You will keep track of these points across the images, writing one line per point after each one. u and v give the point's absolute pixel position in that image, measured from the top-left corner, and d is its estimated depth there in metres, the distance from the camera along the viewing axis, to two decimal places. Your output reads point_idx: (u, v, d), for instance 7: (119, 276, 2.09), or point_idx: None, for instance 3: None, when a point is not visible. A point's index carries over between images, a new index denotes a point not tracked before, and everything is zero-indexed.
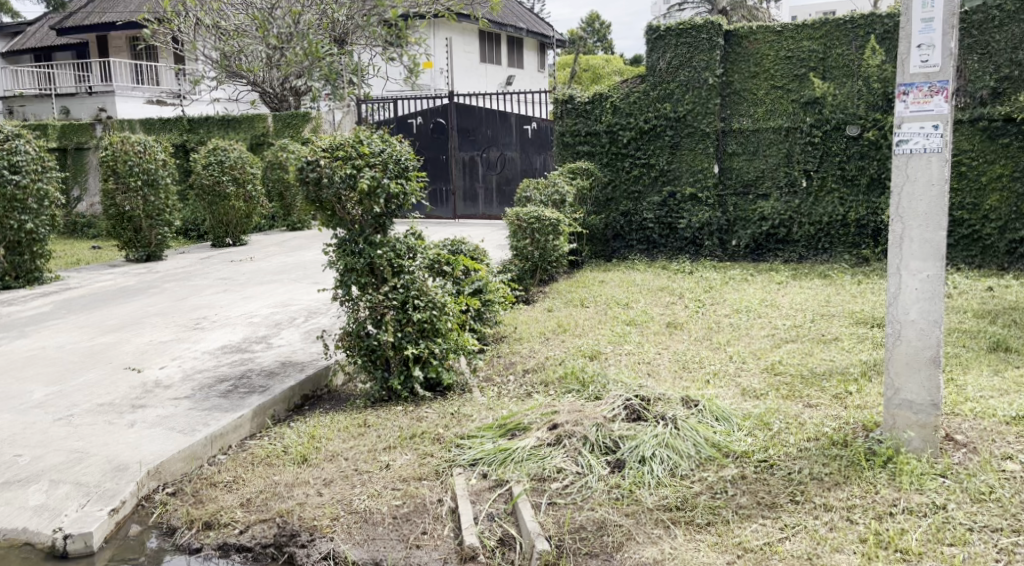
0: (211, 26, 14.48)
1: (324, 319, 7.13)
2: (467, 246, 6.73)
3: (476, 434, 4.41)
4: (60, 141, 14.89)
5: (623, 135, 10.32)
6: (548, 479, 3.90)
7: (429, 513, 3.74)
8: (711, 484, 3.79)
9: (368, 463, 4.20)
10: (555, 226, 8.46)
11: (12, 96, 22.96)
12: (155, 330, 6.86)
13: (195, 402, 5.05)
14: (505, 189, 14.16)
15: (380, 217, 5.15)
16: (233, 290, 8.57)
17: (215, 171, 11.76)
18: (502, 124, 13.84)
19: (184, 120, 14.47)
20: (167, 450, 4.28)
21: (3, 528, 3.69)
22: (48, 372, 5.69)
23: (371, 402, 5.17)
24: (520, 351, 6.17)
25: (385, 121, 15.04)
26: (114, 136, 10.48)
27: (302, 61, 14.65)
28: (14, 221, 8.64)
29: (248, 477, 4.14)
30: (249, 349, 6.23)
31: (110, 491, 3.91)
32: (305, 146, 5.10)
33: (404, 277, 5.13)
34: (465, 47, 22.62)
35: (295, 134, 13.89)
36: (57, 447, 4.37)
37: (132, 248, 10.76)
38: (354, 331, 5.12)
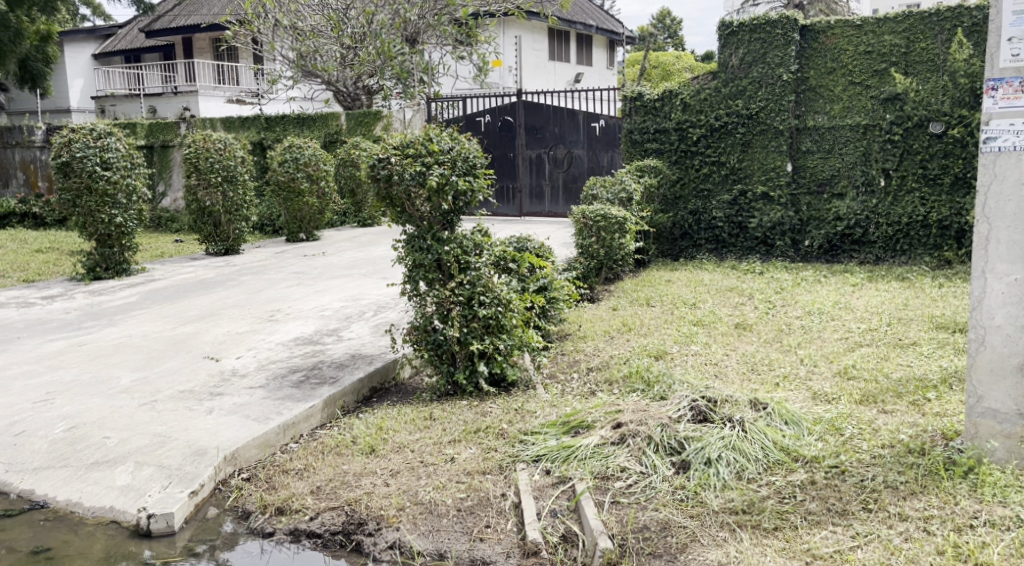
0: (289, 26, 14.95)
1: (392, 313, 7.26)
2: (533, 243, 6.75)
3: (540, 431, 4.43)
4: (148, 139, 15.57)
5: (692, 133, 10.16)
6: (611, 478, 3.90)
7: (492, 507, 3.78)
8: (779, 488, 3.72)
9: (434, 455, 4.27)
10: (621, 224, 8.39)
11: (104, 96, 24.09)
12: (232, 321, 7.11)
13: (269, 391, 5.21)
14: (571, 187, 14.11)
15: (449, 214, 5.21)
16: (305, 284, 8.80)
17: (289, 168, 12.07)
18: (569, 121, 13.80)
19: (262, 118, 14.89)
20: (243, 437, 4.44)
21: (92, 506, 3.90)
22: (134, 359, 5.97)
23: (437, 396, 5.25)
24: (585, 349, 6.17)
25: (454, 119, 15.17)
26: (195, 134, 10.83)
27: (375, 60, 14.87)
28: (105, 215, 9.07)
29: (318, 465, 4.26)
30: (321, 341, 6.39)
31: (190, 474, 4.08)
32: (377, 144, 5.28)
33: (471, 273, 5.17)
34: (534, 45, 22.65)
35: (367, 132, 14.15)
36: (142, 430, 4.57)
37: (212, 241, 11.17)
38: (421, 325, 5.21)
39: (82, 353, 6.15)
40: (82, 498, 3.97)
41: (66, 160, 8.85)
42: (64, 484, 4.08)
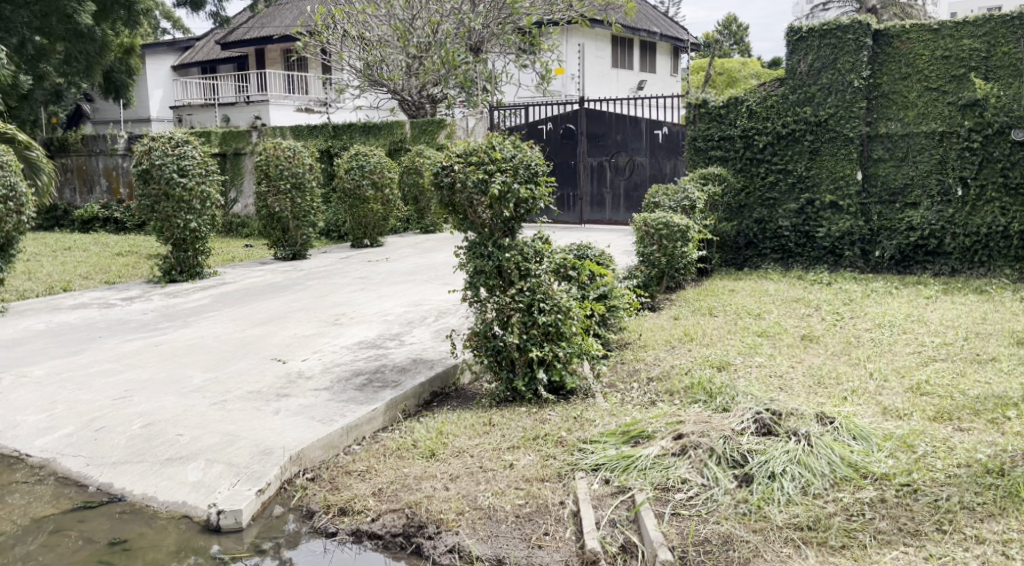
0: (357, 37, 15.25)
1: (453, 319, 7.34)
2: (593, 251, 6.74)
3: (599, 440, 4.41)
4: (221, 147, 16.07)
5: (758, 140, 10.00)
6: (671, 489, 3.86)
7: (551, 514, 3.79)
8: (846, 505, 3.63)
9: (493, 461, 4.29)
10: (684, 233, 8.31)
11: (181, 105, 25.00)
12: (298, 324, 7.27)
13: (333, 394, 5.32)
14: (633, 195, 14.03)
15: (510, 221, 5.25)
16: (369, 289, 8.96)
17: (356, 176, 12.35)
18: (632, 129, 13.74)
19: (329, 127, 15.19)
20: (308, 437, 4.54)
21: (165, 501, 4.06)
22: (206, 360, 6.17)
23: (496, 401, 5.28)
24: (645, 358, 6.12)
25: (516, 127, 15.23)
26: (267, 142, 11.18)
27: (439, 70, 15.12)
28: (181, 221, 9.37)
29: (380, 467, 4.33)
30: (383, 346, 6.49)
31: (257, 472, 4.20)
32: (441, 152, 5.36)
33: (531, 280, 5.19)
34: (597, 53, 22.61)
35: (430, 140, 14.33)
36: (213, 429, 4.72)
37: (280, 246, 11.45)
38: (481, 332, 5.25)
39: (157, 353, 6.38)
40: (157, 493, 4.13)
41: (146, 167, 9.26)
42: (140, 479, 4.26)
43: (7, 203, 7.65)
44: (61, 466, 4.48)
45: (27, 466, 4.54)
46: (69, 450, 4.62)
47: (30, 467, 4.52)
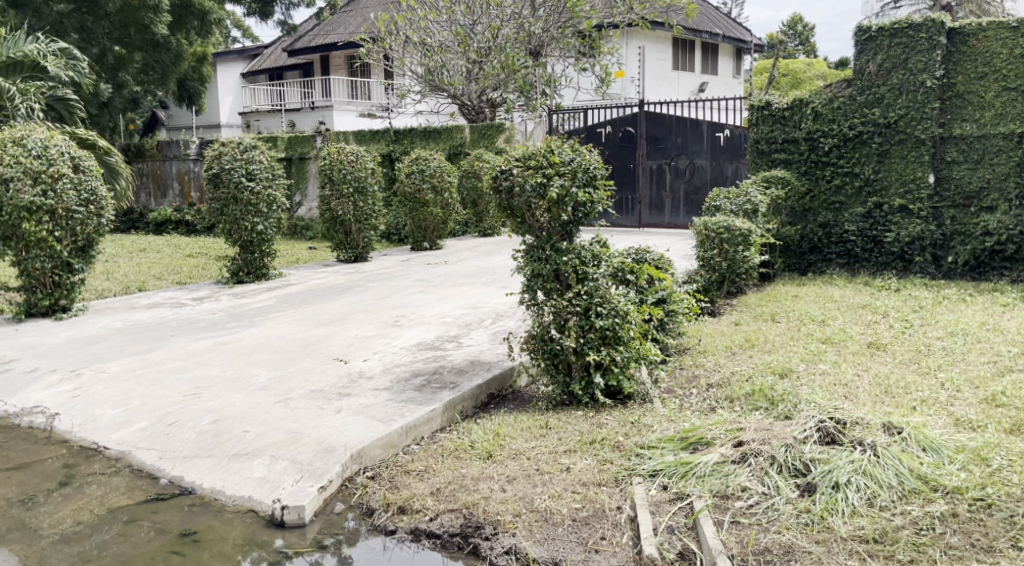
0: (419, 43, 15.43)
1: (511, 321, 7.37)
2: (652, 255, 6.69)
3: (657, 446, 4.38)
4: (287, 151, 16.48)
5: (823, 142, 9.79)
6: (731, 497, 3.81)
7: (608, 519, 3.78)
8: (915, 519, 3.52)
9: (550, 464, 4.30)
10: (746, 237, 8.18)
11: (249, 111, 25.75)
12: (360, 325, 7.41)
13: (393, 394, 5.40)
14: (693, 198, 13.87)
15: (568, 224, 5.25)
16: (428, 291, 9.05)
17: (416, 180, 12.53)
18: (693, 132, 13.59)
19: (391, 131, 15.41)
20: (368, 436, 4.63)
21: (232, 495, 4.20)
22: (272, 359, 6.33)
23: (553, 405, 5.29)
24: (705, 364, 6.05)
25: (576, 131, 15.20)
26: (330, 147, 11.41)
27: (499, 74, 15.27)
28: (248, 224, 9.65)
29: (438, 467, 4.38)
30: (442, 347, 6.57)
31: (319, 470, 4.30)
32: (500, 156, 5.40)
33: (588, 284, 5.17)
34: (657, 55, 22.45)
35: (490, 144, 14.44)
36: (277, 426, 4.84)
37: (343, 249, 11.68)
38: (538, 335, 5.28)
39: (225, 351, 6.57)
40: (224, 487, 4.27)
41: (216, 171, 9.55)
42: (209, 473, 4.40)
43: (89, 206, 7.97)
44: (135, 459, 4.66)
45: (104, 458, 4.74)
46: (143, 443, 4.81)
47: (108, 459, 4.71)
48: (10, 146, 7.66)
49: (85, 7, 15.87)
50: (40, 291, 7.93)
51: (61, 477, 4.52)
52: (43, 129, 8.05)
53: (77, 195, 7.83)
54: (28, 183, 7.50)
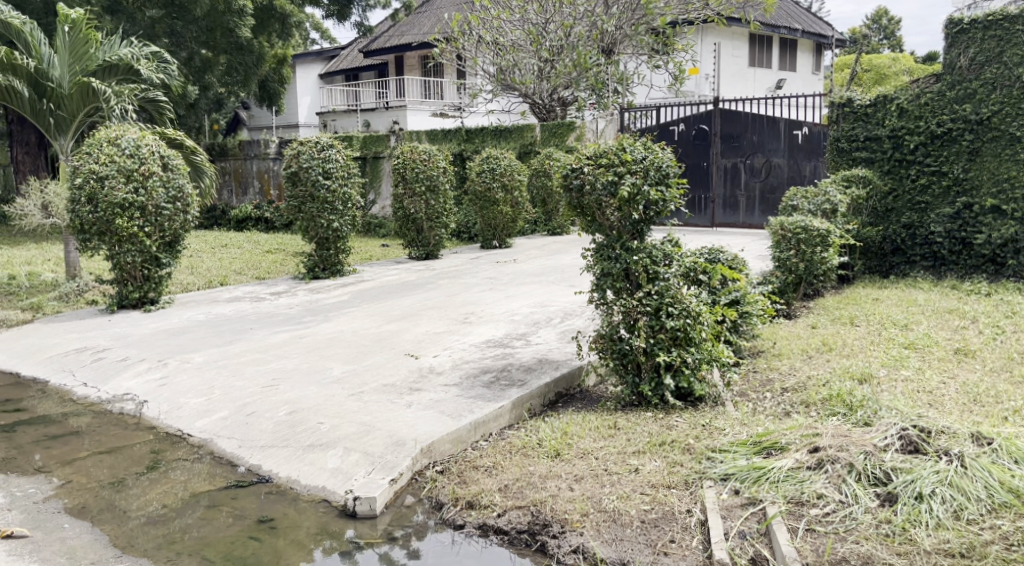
0: (491, 42, 15.52)
1: (579, 320, 7.34)
2: (726, 255, 6.56)
3: (729, 449, 4.29)
4: (362, 151, 16.82)
5: (909, 140, 9.46)
6: (806, 504, 3.70)
7: (677, 522, 3.73)
8: (1005, 534, 3.36)
9: (618, 464, 4.25)
10: (824, 237, 7.96)
11: (326, 112, 26.49)
12: (430, 322, 7.50)
13: (462, 390, 5.45)
14: (769, 198, 13.56)
15: (639, 223, 5.20)
16: (498, 289, 9.09)
17: (487, 178, 12.63)
18: (769, 129, 13.28)
19: (462, 130, 15.50)
20: (438, 431, 4.68)
21: (307, 484, 4.32)
22: (346, 353, 6.46)
23: (622, 405, 5.25)
24: (780, 367, 5.90)
25: (648, 129, 15.00)
26: (404, 145, 11.60)
27: (571, 72, 15.26)
28: (324, 221, 9.87)
29: (506, 464, 4.39)
30: (510, 345, 6.59)
31: (390, 463, 4.37)
32: (571, 154, 5.39)
33: (659, 284, 5.09)
34: (733, 52, 22.08)
35: (560, 142, 14.41)
36: (350, 418, 4.94)
37: (414, 246, 11.85)
38: (607, 334, 5.24)
39: (301, 345, 6.74)
40: (299, 477, 4.39)
41: (295, 169, 9.82)
42: (285, 463, 4.53)
43: (176, 203, 8.30)
44: (216, 447, 4.84)
45: (188, 445, 4.93)
46: (225, 432, 4.98)
47: (191, 446, 4.90)
48: (106, 146, 8.07)
49: (175, 12, 16.42)
50: (130, 283, 8.28)
51: (148, 462, 4.71)
52: (136, 129, 8.42)
53: (166, 193, 8.16)
54: (121, 181, 7.87)
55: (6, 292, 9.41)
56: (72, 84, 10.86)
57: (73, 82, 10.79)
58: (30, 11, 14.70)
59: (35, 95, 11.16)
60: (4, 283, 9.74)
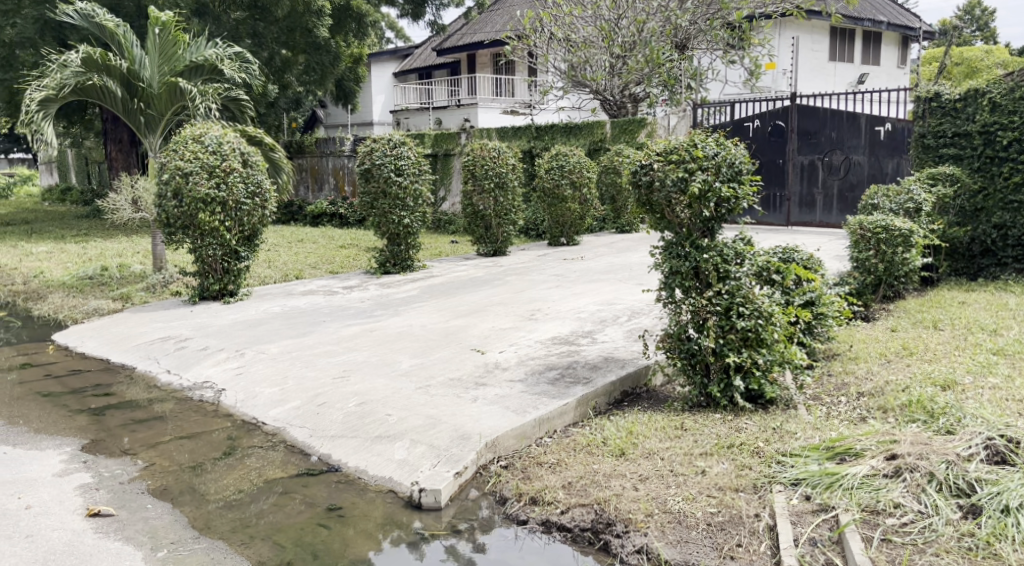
0: (563, 39, 15.49)
1: (646, 319, 7.25)
2: (801, 254, 6.35)
3: (801, 453, 4.17)
4: (433, 148, 16.99)
5: (1001, 136, 8.91)
6: (882, 513, 3.56)
7: (745, 526, 3.64)
8: None
9: (684, 466, 4.17)
10: (906, 237, 7.63)
11: (400, 110, 27.05)
12: (497, 317, 7.52)
13: (527, 386, 5.44)
14: (847, 196, 13.13)
15: (710, 221, 5.09)
16: (564, 286, 9.06)
17: (556, 175, 12.60)
18: (850, 126, 12.85)
19: (532, 128, 15.47)
20: (503, 427, 4.68)
21: (375, 475, 4.40)
22: (414, 346, 6.54)
23: (689, 406, 5.16)
24: (856, 371, 5.70)
25: (721, 125, 14.65)
26: (474, 144, 11.68)
27: (643, 69, 15.07)
28: (396, 217, 10.01)
29: (570, 461, 4.36)
30: (576, 342, 6.55)
31: (455, 456, 4.40)
32: (641, 150, 5.32)
33: (730, 283, 4.98)
34: (812, 46, 21.52)
35: (631, 139, 14.24)
36: (417, 411, 4.98)
37: (482, 243, 11.91)
38: (675, 334, 5.15)
39: (371, 338, 6.85)
40: (367, 467, 4.48)
41: (368, 166, 9.99)
42: (353, 453, 4.62)
43: (254, 198, 8.53)
44: (289, 436, 4.97)
45: (263, 433, 5.08)
46: (297, 421, 5.11)
47: (266, 434, 5.05)
48: (191, 143, 8.36)
49: (258, 14, 17.11)
50: (211, 276, 8.54)
51: (226, 448, 4.86)
52: (218, 127, 8.69)
53: (245, 188, 8.41)
54: (204, 176, 8.14)
55: (99, 283, 9.85)
56: (161, 83, 11.30)
57: (162, 82, 11.24)
58: (123, 15, 15.37)
59: (127, 94, 11.62)
60: (97, 274, 10.19)
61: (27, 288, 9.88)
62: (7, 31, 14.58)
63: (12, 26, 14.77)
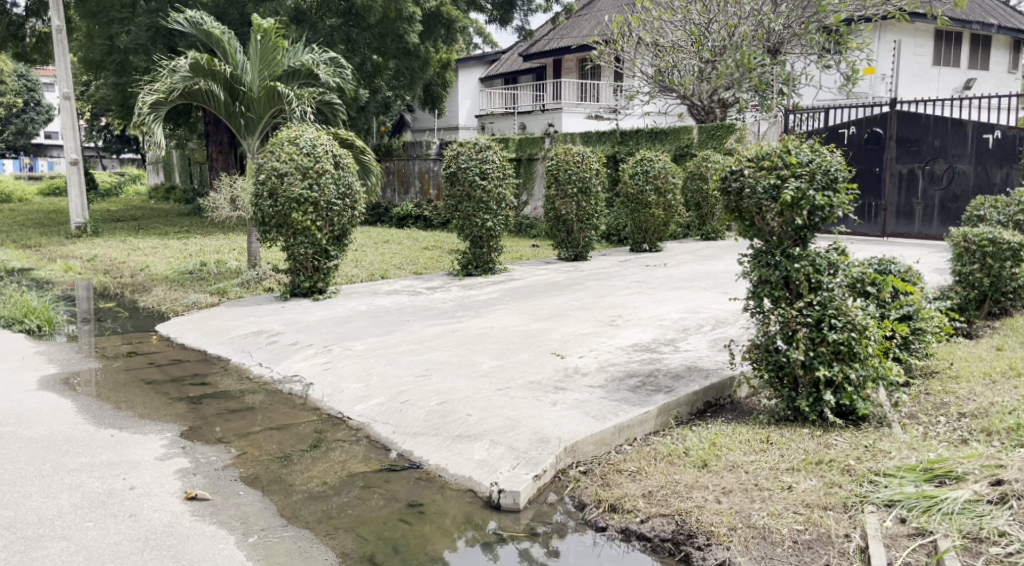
0: (651, 43, 15.36)
1: (732, 329, 7.09)
2: (898, 266, 6.10)
3: (895, 474, 4.00)
4: (517, 152, 17.06)
5: None
6: (985, 541, 3.37)
7: (834, 546, 3.52)
8: None
9: (770, 480, 4.05)
10: (1015, 251, 7.25)
11: (485, 114, 27.38)
12: (578, 322, 7.50)
13: (607, 392, 5.40)
14: (950, 207, 12.62)
15: (802, 229, 4.93)
16: (646, 293, 8.96)
17: (640, 181, 12.49)
18: (955, 132, 12.38)
19: (617, 133, 15.31)
20: (583, 431, 4.67)
21: (455, 473, 4.45)
22: (495, 348, 6.59)
23: (775, 419, 5.01)
24: (958, 391, 5.43)
25: (815, 131, 14.16)
26: (559, 147, 11.66)
27: (733, 73, 14.55)
28: (479, 220, 10.11)
29: (651, 470, 4.30)
30: (658, 350, 6.47)
31: (535, 459, 4.40)
32: (731, 156, 5.22)
33: (822, 294, 4.82)
34: (914, 50, 20.74)
35: (719, 145, 14.02)
36: (497, 413, 5.01)
37: (564, 247, 11.90)
38: (763, 344, 5.01)
39: (453, 338, 6.94)
40: (448, 466, 4.53)
41: (454, 170, 10.13)
42: (434, 451, 4.69)
43: (345, 199, 8.76)
44: (373, 431, 5.09)
45: (347, 427, 5.22)
46: (381, 417, 5.23)
47: (350, 428, 5.19)
48: (287, 145, 8.65)
49: (351, 21, 17.67)
50: (302, 273, 8.81)
51: (312, 440, 5.00)
52: (313, 129, 8.95)
53: (336, 189, 8.65)
54: (298, 177, 8.43)
55: (198, 278, 10.30)
56: (262, 87, 11.77)
57: (262, 86, 11.74)
58: (228, 23, 16.04)
59: (230, 98, 12.15)
60: (196, 268, 10.66)
61: (133, 281, 10.41)
62: (122, 38, 15.40)
63: (126, 33, 15.61)
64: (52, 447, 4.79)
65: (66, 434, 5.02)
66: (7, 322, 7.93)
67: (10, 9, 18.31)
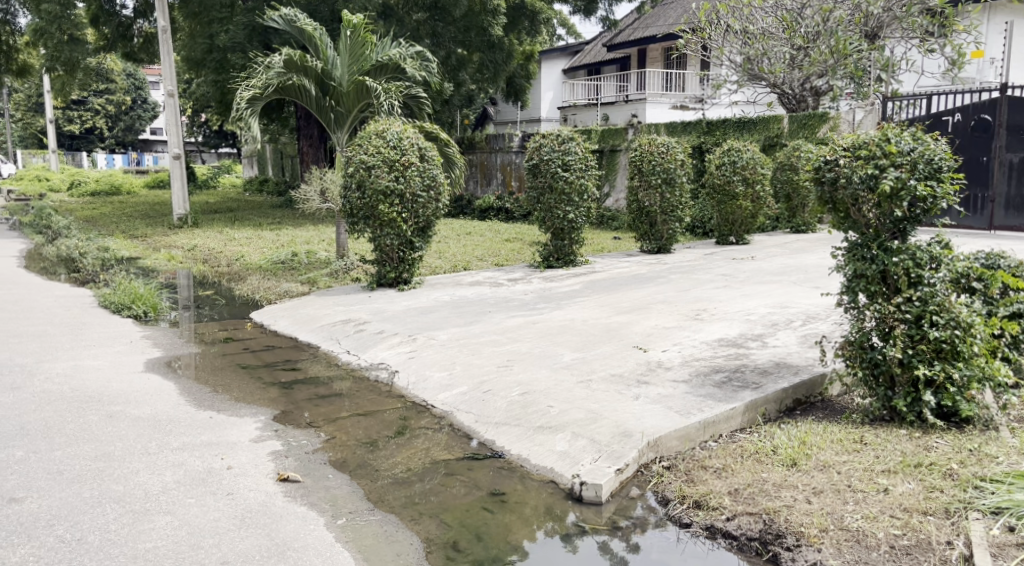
0: (740, 31, 15.06)
1: (823, 325, 6.85)
2: (1008, 261, 5.75)
3: (1002, 480, 3.78)
4: (599, 143, 16.87)
5: None
6: None
7: (934, 553, 3.36)
8: None
9: (865, 482, 3.90)
10: None
11: (569, 106, 27.33)
12: (660, 316, 7.39)
13: (691, 387, 5.30)
14: None
15: (901, 222, 4.71)
16: (732, 287, 8.75)
17: (727, 171, 12.12)
18: None
19: (702, 123, 14.91)
20: (666, 426, 4.60)
21: (536, 464, 4.45)
22: (576, 340, 6.56)
23: (870, 419, 4.82)
24: None
25: (915, 118, 13.49)
26: (642, 138, 11.46)
27: (827, 60, 14.16)
28: (561, 212, 10.08)
29: (737, 467, 4.20)
30: (745, 345, 6.30)
31: (617, 452, 4.36)
32: (826, 145, 5.02)
33: (923, 290, 4.58)
34: None
35: (810, 134, 13.65)
36: (579, 405, 4.98)
37: (647, 240, 11.76)
38: (857, 341, 4.82)
39: (535, 330, 6.94)
40: (529, 456, 4.54)
41: (536, 162, 10.12)
42: (516, 441, 4.71)
43: (429, 191, 8.85)
44: (456, 420, 5.15)
45: (431, 415, 5.29)
46: (464, 406, 5.28)
47: (434, 416, 5.26)
48: (374, 138, 8.82)
49: (437, 15, 17.61)
50: (388, 264, 8.98)
51: (397, 427, 5.10)
52: (399, 123, 9.11)
53: (421, 181, 8.76)
54: (385, 170, 8.58)
55: (290, 268, 10.63)
56: (350, 82, 12.32)
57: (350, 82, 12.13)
58: (319, 19, 16.49)
59: (320, 93, 12.48)
60: (288, 258, 11.01)
61: (229, 270, 10.82)
62: (220, 36, 15.99)
63: (225, 32, 16.22)
64: (157, 426, 5.03)
65: (169, 414, 5.26)
66: (116, 308, 8.38)
67: (119, 11, 19.30)
